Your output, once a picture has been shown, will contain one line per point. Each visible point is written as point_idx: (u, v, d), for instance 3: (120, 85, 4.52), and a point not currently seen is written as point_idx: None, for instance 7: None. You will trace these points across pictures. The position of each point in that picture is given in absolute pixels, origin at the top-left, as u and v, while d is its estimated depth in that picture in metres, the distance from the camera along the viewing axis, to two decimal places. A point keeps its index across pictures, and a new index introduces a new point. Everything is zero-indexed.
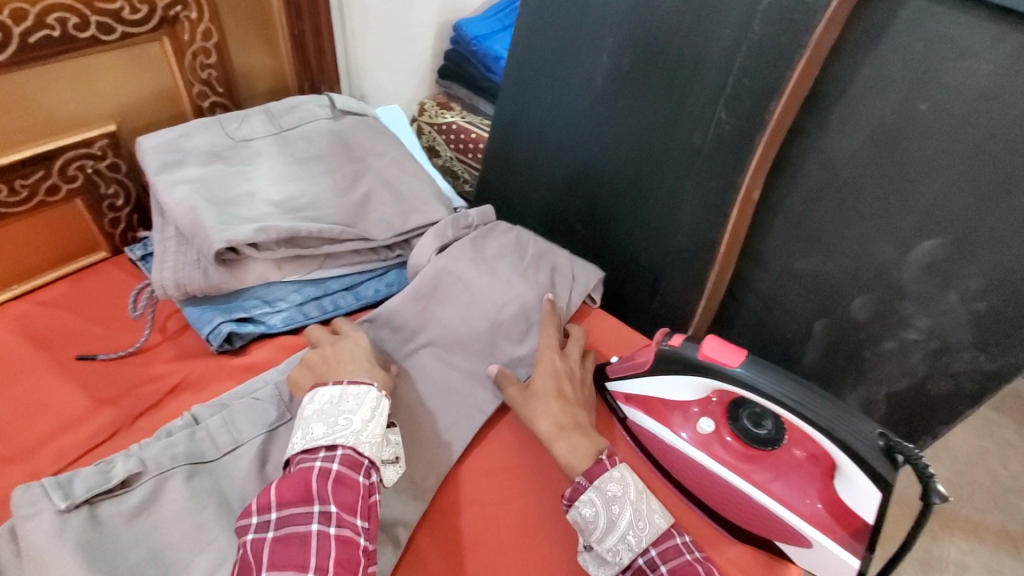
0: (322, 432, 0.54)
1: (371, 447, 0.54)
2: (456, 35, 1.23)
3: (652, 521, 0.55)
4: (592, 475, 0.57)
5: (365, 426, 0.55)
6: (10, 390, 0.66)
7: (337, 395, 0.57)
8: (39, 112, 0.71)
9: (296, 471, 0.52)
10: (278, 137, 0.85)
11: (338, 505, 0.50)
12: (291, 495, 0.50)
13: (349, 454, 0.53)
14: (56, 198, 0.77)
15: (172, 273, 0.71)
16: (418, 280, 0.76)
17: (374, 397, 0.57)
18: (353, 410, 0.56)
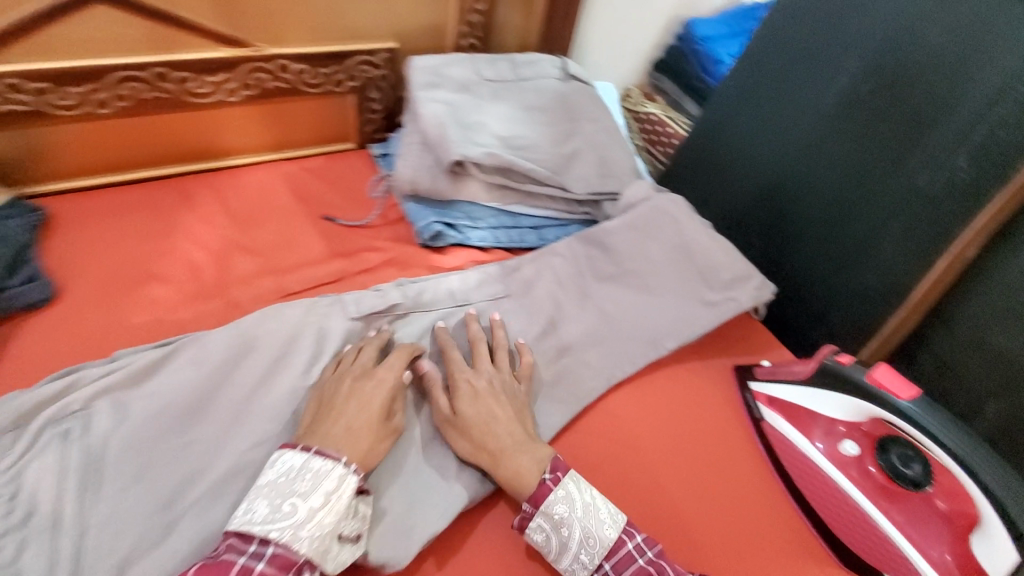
0: (263, 515, 0.51)
1: (308, 545, 0.50)
2: (684, 32, 1.30)
3: (602, 535, 0.57)
4: (537, 501, 0.58)
5: (313, 515, 0.51)
6: (273, 224, 0.84)
7: (297, 465, 0.53)
8: (349, 17, 0.89)
9: (220, 558, 0.49)
10: (515, 85, 0.96)
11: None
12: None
13: (278, 552, 0.49)
14: (337, 90, 0.95)
15: (409, 170, 0.84)
16: (594, 243, 0.85)
17: (335, 478, 0.53)
18: (307, 491, 0.52)
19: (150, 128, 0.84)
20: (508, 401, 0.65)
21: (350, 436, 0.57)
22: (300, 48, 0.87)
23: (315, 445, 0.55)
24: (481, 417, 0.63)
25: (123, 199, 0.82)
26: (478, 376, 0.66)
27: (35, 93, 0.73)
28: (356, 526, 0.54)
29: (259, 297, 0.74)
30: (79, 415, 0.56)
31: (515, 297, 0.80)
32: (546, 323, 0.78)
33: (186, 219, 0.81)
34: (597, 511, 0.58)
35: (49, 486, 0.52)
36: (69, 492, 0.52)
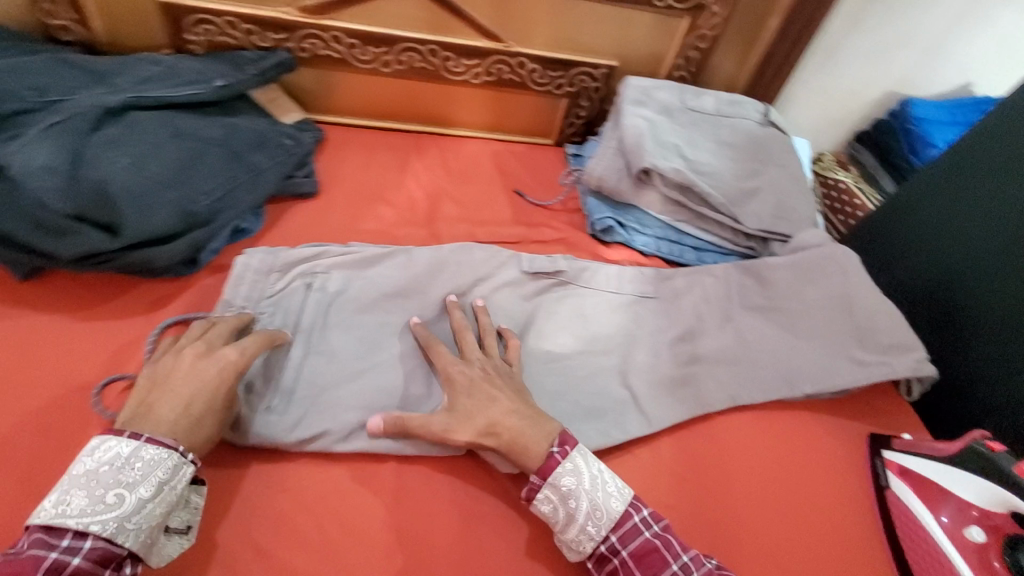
0: (82, 507, 0.48)
1: (133, 539, 0.50)
2: (898, 109, 1.28)
3: (608, 507, 0.59)
4: (545, 472, 0.59)
5: (142, 506, 0.50)
6: (476, 186, 1.00)
7: (124, 454, 0.51)
8: (586, 34, 1.03)
9: (26, 552, 0.46)
10: (715, 119, 1.03)
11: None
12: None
13: (99, 544, 0.48)
14: (556, 92, 1.09)
15: (600, 168, 0.95)
16: (752, 275, 0.88)
17: (168, 468, 0.52)
18: (136, 481, 0.50)
19: (408, 90, 1.05)
20: (504, 382, 0.67)
21: (188, 419, 0.55)
22: (540, 51, 1.03)
23: (147, 432, 0.53)
24: (480, 396, 0.64)
25: (374, 140, 1.03)
26: (469, 367, 0.67)
27: (346, 47, 0.96)
28: (185, 519, 0.55)
29: (453, 237, 0.90)
30: (319, 275, 0.74)
31: (662, 300, 0.86)
32: (686, 330, 0.83)
33: (414, 165, 1.00)
34: (603, 484, 0.60)
35: (291, 317, 0.70)
36: (303, 325, 0.69)
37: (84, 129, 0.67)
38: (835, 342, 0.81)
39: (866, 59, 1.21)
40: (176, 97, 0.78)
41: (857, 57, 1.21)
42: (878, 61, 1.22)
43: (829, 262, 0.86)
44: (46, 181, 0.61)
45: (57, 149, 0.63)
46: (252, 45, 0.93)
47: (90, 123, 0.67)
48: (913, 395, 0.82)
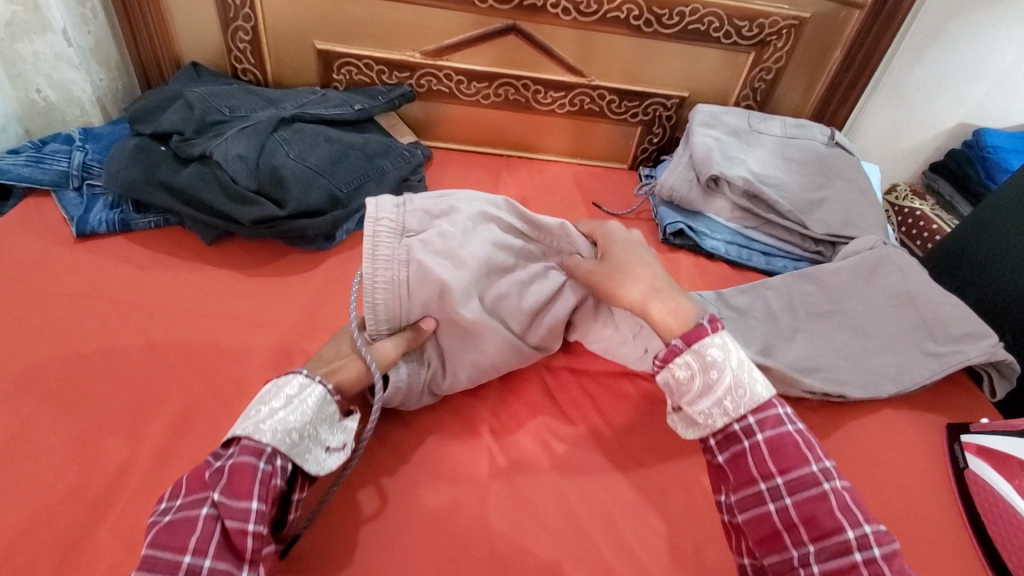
0: (238, 423, 0.57)
1: (272, 435, 0.54)
2: (973, 139, 1.30)
3: (753, 392, 0.60)
4: (690, 339, 0.61)
5: (275, 412, 0.56)
6: (558, 198, 1.14)
7: (267, 386, 0.59)
8: (658, 69, 1.16)
9: (203, 463, 0.54)
10: (781, 140, 1.11)
11: (225, 493, 0.51)
12: (193, 482, 0.53)
13: (246, 443, 0.54)
14: (631, 121, 1.23)
15: (673, 180, 1.05)
16: (814, 278, 0.92)
17: (295, 384, 0.59)
18: (272, 398, 0.58)
19: (502, 120, 1.23)
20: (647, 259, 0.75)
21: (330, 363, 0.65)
22: (618, 84, 1.18)
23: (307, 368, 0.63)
24: (626, 262, 0.74)
25: (471, 160, 1.21)
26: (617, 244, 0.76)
27: (455, 82, 1.16)
28: (339, 437, 0.60)
29: None
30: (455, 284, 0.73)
31: (731, 320, 0.86)
32: (764, 345, 0.83)
33: (505, 180, 1.16)
34: (749, 367, 0.61)
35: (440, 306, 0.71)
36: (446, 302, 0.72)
37: (267, 130, 0.89)
38: (904, 336, 0.84)
39: (936, 90, 1.26)
40: (328, 114, 0.99)
41: (926, 88, 1.26)
42: (948, 93, 1.27)
43: (885, 265, 0.90)
44: (240, 165, 0.83)
45: (249, 143, 0.85)
46: (382, 82, 1.15)
47: (271, 127, 0.89)
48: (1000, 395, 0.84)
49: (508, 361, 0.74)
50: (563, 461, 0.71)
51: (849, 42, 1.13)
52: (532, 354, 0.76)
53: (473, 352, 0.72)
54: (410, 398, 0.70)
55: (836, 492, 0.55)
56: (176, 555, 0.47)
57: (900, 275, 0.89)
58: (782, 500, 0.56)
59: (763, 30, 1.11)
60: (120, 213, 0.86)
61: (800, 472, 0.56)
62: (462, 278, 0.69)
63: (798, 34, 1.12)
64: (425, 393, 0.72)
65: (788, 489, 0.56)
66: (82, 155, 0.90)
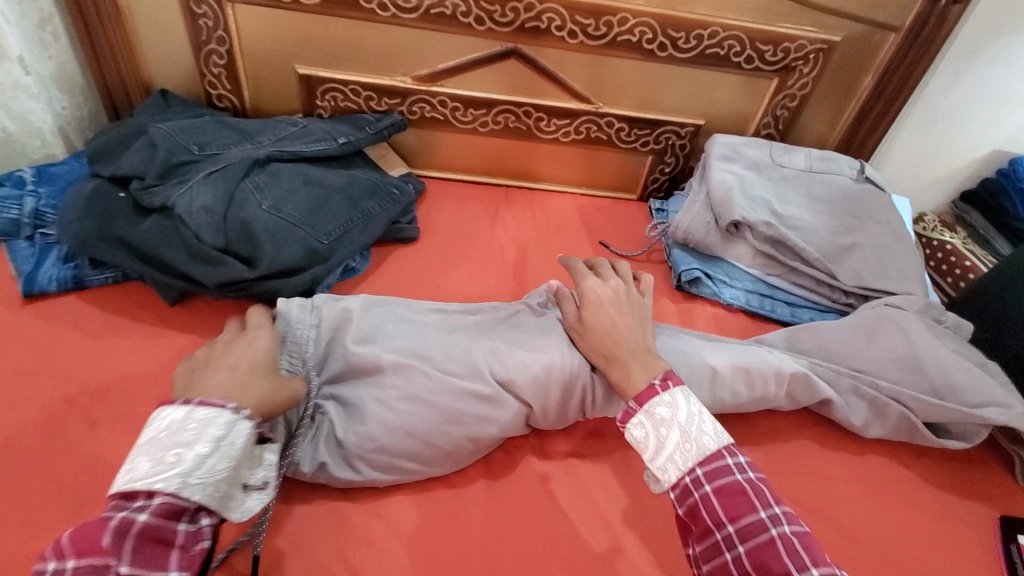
0: (148, 468, 0.47)
1: (199, 493, 0.47)
2: (1009, 169, 1.20)
3: (700, 442, 0.52)
4: (642, 399, 0.56)
5: (202, 461, 0.48)
6: (561, 237, 1.04)
7: (179, 417, 0.49)
8: (670, 93, 1.07)
9: (98, 516, 0.45)
10: (805, 175, 1.02)
11: (138, 564, 0.44)
12: (84, 544, 0.43)
13: (163, 503, 0.46)
14: (641, 150, 1.14)
15: (687, 222, 0.96)
16: (806, 335, 0.81)
17: (223, 425, 0.49)
18: (191, 441, 0.48)
19: (501, 149, 1.13)
20: (632, 309, 0.69)
21: (237, 382, 0.54)
22: (627, 111, 1.08)
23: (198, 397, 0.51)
24: (604, 322, 0.67)
25: (468, 193, 1.12)
26: (605, 286, 0.70)
27: (450, 109, 1.07)
28: (263, 476, 0.54)
29: (537, 281, 0.94)
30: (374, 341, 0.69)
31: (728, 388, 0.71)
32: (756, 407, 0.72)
33: (503, 216, 1.07)
34: (699, 419, 0.54)
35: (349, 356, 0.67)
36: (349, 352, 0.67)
37: (237, 176, 0.79)
38: (910, 404, 0.73)
39: (971, 116, 1.16)
40: (308, 152, 0.90)
41: (961, 114, 1.16)
42: (984, 118, 1.17)
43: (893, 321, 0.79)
44: (206, 219, 0.74)
45: (216, 193, 0.76)
46: (370, 109, 1.06)
47: (242, 170, 0.80)
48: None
49: (412, 386, 0.64)
50: (570, 563, 0.61)
51: (882, 67, 1.03)
52: (460, 415, 0.64)
53: (377, 390, 0.64)
54: (292, 457, 0.61)
55: (788, 539, 0.47)
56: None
57: (904, 334, 0.78)
58: (734, 549, 0.48)
59: (788, 55, 1.01)
60: (73, 268, 0.77)
61: (749, 520, 0.48)
62: (362, 324, 0.70)
63: (826, 59, 1.02)
64: (329, 450, 0.62)
65: (739, 538, 0.48)
66: (34, 201, 0.81)
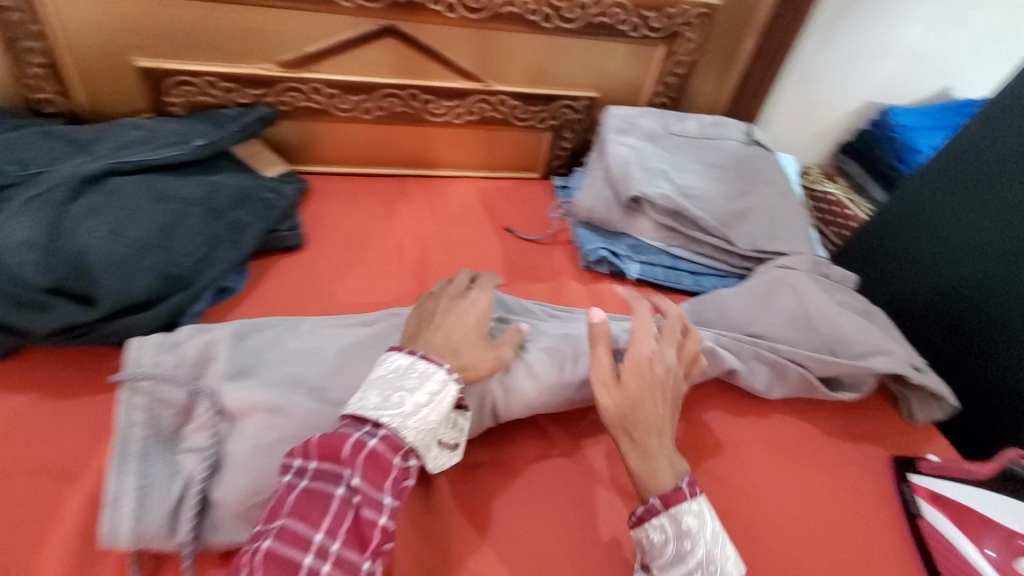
0: (375, 403, 0.53)
1: (415, 434, 0.53)
2: (880, 119, 1.28)
3: (723, 566, 0.54)
4: (667, 501, 0.56)
5: (420, 409, 0.53)
6: (463, 226, 0.99)
7: (404, 365, 0.56)
8: (560, 66, 1.03)
9: (336, 432, 0.52)
10: (697, 142, 1.03)
11: (364, 478, 0.49)
12: (327, 449, 0.51)
13: (387, 436, 0.52)
14: (538, 127, 1.10)
15: (589, 201, 0.94)
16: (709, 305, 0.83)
17: (439, 381, 0.55)
18: (414, 387, 0.55)
19: (391, 136, 1.05)
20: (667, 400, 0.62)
21: (447, 346, 0.60)
22: (519, 88, 1.04)
23: (419, 351, 0.58)
24: (635, 395, 0.60)
25: (360, 187, 1.03)
26: (661, 359, 0.64)
27: (327, 97, 0.97)
28: (454, 436, 0.59)
29: (440, 278, 0.88)
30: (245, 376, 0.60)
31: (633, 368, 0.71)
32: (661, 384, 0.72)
33: (399, 210, 1.00)
34: (721, 541, 0.56)
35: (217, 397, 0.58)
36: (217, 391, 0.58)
37: (62, 199, 0.67)
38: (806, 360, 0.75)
39: (844, 71, 1.22)
40: (156, 159, 0.78)
41: (836, 70, 1.21)
42: (855, 73, 1.23)
43: (787, 283, 0.82)
44: (26, 255, 0.62)
45: (36, 223, 0.64)
46: (233, 102, 0.93)
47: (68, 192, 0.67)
48: (917, 417, 0.79)
49: (292, 425, 0.56)
50: None
51: (761, 29, 1.04)
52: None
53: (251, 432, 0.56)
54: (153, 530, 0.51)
55: None
56: (314, 533, 0.47)
57: (797, 294, 0.80)
58: None
59: (673, 21, 1.00)
60: None
61: None
62: (235, 355, 0.61)
63: (709, 24, 1.02)
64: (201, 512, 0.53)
65: None
66: None
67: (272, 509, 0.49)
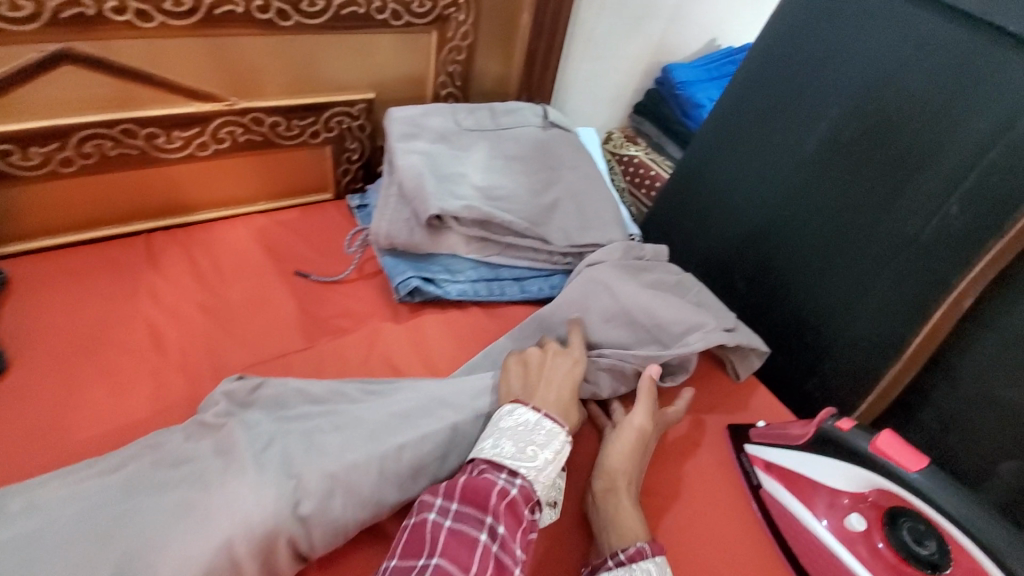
0: (512, 452, 0.53)
1: (543, 491, 0.53)
2: (662, 77, 1.30)
3: None
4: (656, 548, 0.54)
5: (547, 467, 0.54)
6: (242, 284, 0.81)
7: (533, 421, 0.57)
8: (318, 69, 0.86)
9: (481, 475, 0.50)
10: (493, 133, 0.94)
11: (509, 528, 0.48)
12: (474, 493, 0.49)
13: (524, 487, 0.51)
14: (313, 142, 0.93)
15: (387, 225, 0.82)
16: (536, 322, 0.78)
17: (563, 441, 0.56)
18: (541, 445, 0.55)
19: (115, 187, 0.81)
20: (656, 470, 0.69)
21: (562, 405, 0.61)
22: (276, 101, 0.85)
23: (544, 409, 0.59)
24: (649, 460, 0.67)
25: (87, 261, 0.79)
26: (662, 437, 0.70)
27: None
28: (554, 496, 0.60)
29: (219, 365, 0.71)
30: None
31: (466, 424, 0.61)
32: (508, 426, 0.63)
33: (148, 281, 0.78)
34: None
35: None
36: None
37: None
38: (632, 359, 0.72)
39: (623, 35, 1.21)
40: None
41: (616, 35, 1.20)
42: (634, 36, 1.23)
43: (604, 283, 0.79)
44: None
45: None
46: None
47: None
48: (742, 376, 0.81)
49: None
50: None
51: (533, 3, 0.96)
52: None
53: None
54: None
55: None
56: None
57: (615, 293, 0.77)
58: None
59: (436, 4, 0.88)
60: None
61: None
62: None
63: (478, 2, 0.92)
64: None
65: None
66: None
67: (418, 546, 0.46)
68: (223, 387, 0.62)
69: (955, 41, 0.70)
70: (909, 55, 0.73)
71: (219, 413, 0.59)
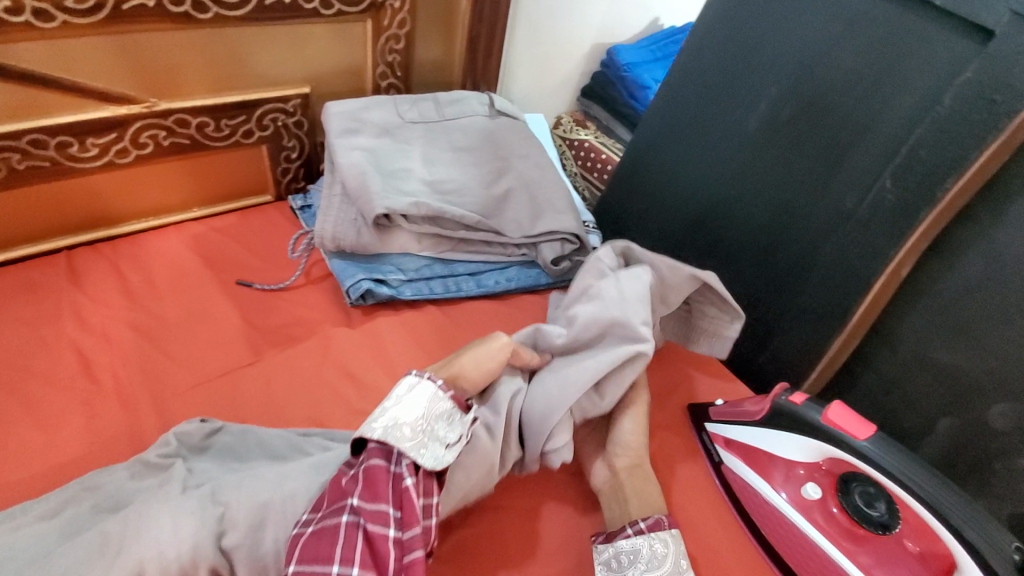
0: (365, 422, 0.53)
1: (384, 432, 0.51)
2: (608, 59, 1.29)
3: None
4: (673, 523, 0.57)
5: (386, 411, 0.53)
6: (179, 298, 0.76)
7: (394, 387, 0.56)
8: (247, 64, 0.81)
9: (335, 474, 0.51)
10: (438, 125, 0.91)
11: (366, 496, 0.47)
12: (332, 493, 0.50)
13: (371, 446, 0.51)
14: (247, 142, 0.88)
15: (332, 226, 0.79)
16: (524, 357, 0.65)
17: (408, 381, 0.55)
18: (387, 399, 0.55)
19: (27, 203, 0.74)
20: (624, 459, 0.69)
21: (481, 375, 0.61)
22: (202, 101, 0.80)
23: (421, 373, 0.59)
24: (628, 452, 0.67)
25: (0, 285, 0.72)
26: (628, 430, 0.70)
27: None
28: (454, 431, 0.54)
29: (159, 387, 0.66)
30: None
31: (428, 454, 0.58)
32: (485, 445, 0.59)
33: (74, 302, 0.72)
34: None
35: None
36: None
37: None
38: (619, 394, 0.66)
39: (566, 18, 1.19)
40: None
41: (558, 18, 1.18)
42: (577, 18, 1.21)
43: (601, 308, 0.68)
44: None
45: None
46: None
47: None
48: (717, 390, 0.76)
49: None
50: None
51: None
52: None
53: None
54: None
55: None
56: (330, 564, 0.44)
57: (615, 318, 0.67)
58: None
59: None
60: None
61: None
62: None
63: None
64: None
65: None
66: None
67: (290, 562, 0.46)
68: (177, 429, 0.59)
69: (884, 18, 0.71)
70: (840, 32, 0.74)
71: (166, 453, 0.56)
